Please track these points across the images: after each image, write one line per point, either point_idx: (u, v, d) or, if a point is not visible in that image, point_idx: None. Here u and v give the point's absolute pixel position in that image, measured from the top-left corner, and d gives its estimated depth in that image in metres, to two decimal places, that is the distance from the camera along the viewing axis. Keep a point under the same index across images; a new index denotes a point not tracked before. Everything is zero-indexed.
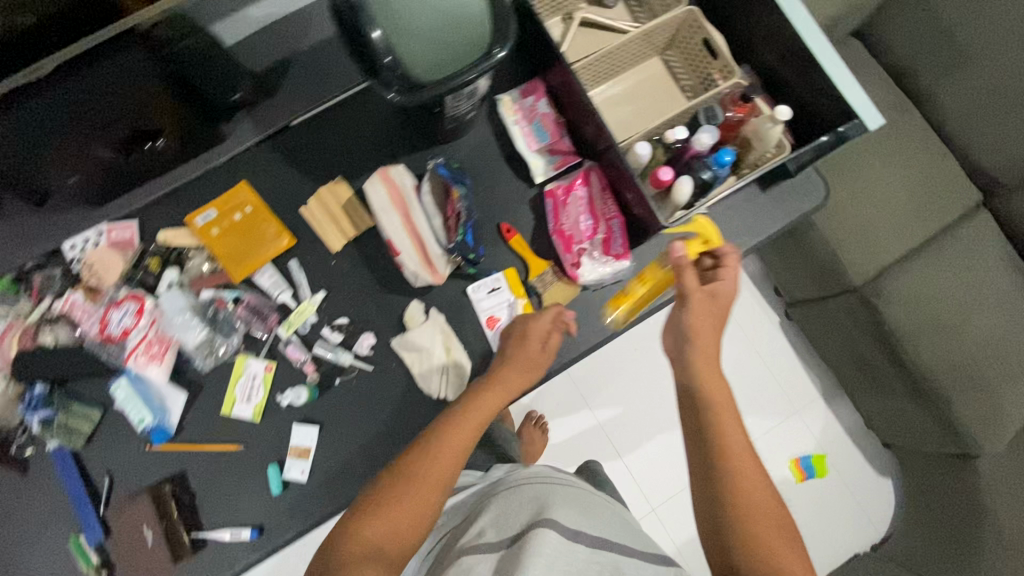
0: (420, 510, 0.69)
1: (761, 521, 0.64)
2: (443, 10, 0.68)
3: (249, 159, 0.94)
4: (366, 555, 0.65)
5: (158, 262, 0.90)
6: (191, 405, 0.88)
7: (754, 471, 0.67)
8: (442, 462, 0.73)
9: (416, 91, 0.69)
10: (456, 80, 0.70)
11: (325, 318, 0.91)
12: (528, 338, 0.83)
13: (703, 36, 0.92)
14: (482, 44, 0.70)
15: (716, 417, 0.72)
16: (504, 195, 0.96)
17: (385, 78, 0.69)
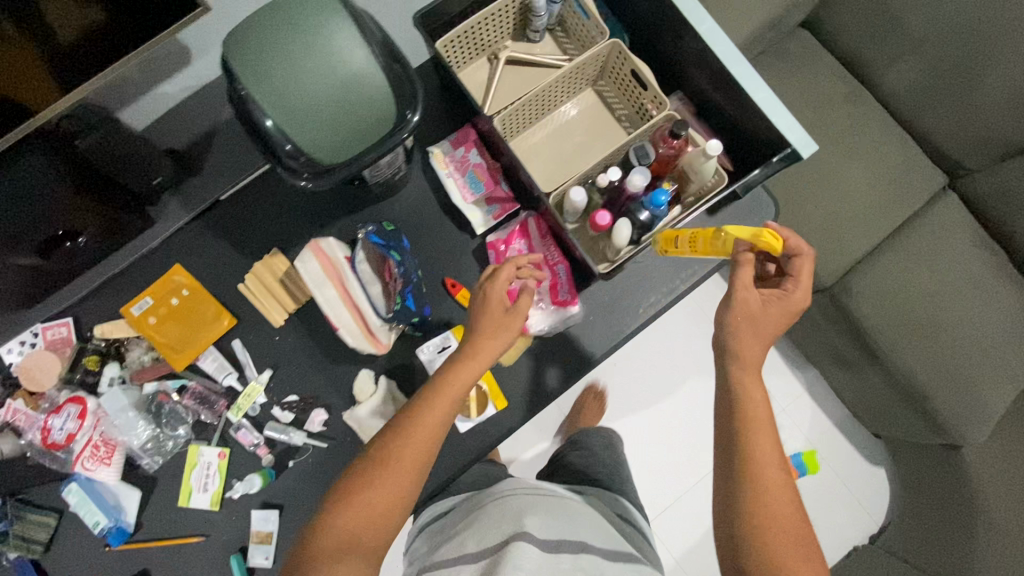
0: (394, 493, 0.69)
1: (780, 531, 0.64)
2: (336, 85, 0.63)
3: (180, 241, 0.92)
4: (343, 549, 0.65)
5: (97, 359, 0.88)
6: (147, 501, 0.87)
7: (776, 483, 0.67)
8: (414, 444, 0.71)
9: (325, 176, 0.69)
10: (367, 156, 0.68)
11: (274, 397, 0.89)
12: (497, 302, 0.77)
13: (630, 68, 0.88)
14: (387, 113, 0.66)
15: (746, 427, 0.70)
16: (445, 249, 0.93)
17: (292, 166, 0.68)
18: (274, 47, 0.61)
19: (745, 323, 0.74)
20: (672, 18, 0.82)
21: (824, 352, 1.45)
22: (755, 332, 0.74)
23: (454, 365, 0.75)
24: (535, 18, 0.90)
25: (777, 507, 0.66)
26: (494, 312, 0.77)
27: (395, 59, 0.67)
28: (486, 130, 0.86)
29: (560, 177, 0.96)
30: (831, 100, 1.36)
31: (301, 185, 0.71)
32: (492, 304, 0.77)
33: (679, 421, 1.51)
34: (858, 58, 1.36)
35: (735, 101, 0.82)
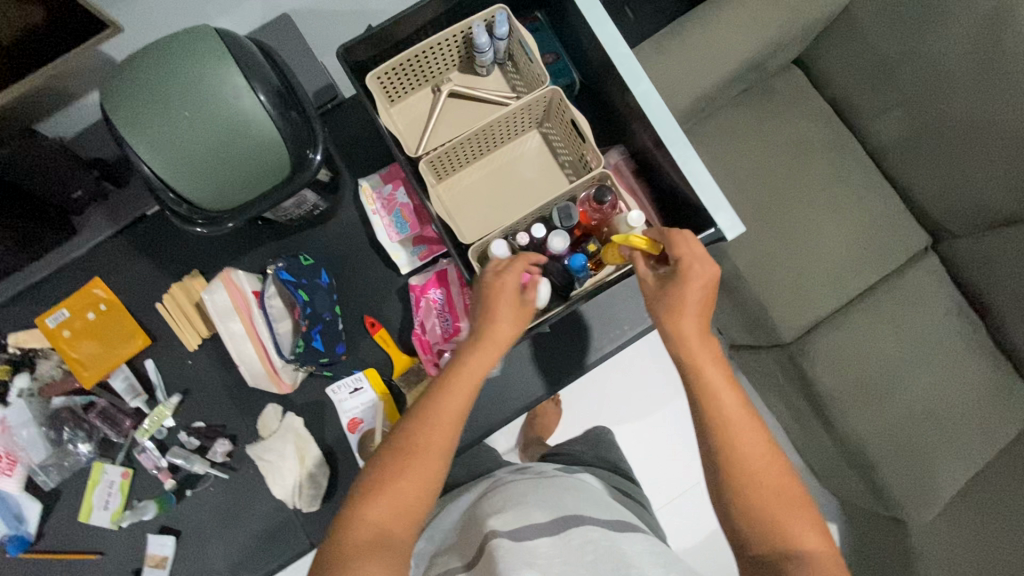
0: (426, 481, 0.62)
1: (794, 521, 0.59)
2: (216, 133, 0.60)
3: (104, 255, 0.91)
4: (373, 545, 0.58)
5: (8, 369, 0.88)
6: (49, 513, 0.87)
7: (777, 472, 0.61)
8: (440, 432, 0.64)
9: (221, 222, 0.66)
10: (266, 201, 0.67)
11: (182, 422, 0.88)
12: (512, 286, 0.71)
13: (570, 117, 0.83)
14: (283, 158, 0.64)
15: (717, 419, 0.63)
16: (368, 286, 0.90)
17: (182, 213, 0.66)
18: (149, 94, 0.59)
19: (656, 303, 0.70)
20: (613, 71, 0.78)
21: (783, 410, 1.37)
22: (666, 306, 0.68)
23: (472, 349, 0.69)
24: (479, 54, 0.85)
25: (787, 499, 0.60)
26: (509, 298, 0.71)
27: (290, 104, 0.65)
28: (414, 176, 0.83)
29: (493, 221, 0.91)
30: (812, 147, 1.28)
31: (196, 233, 0.67)
32: (505, 290, 0.71)
33: (643, 453, 1.41)
34: (848, 103, 1.27)
35: (673, 165, 0.76)
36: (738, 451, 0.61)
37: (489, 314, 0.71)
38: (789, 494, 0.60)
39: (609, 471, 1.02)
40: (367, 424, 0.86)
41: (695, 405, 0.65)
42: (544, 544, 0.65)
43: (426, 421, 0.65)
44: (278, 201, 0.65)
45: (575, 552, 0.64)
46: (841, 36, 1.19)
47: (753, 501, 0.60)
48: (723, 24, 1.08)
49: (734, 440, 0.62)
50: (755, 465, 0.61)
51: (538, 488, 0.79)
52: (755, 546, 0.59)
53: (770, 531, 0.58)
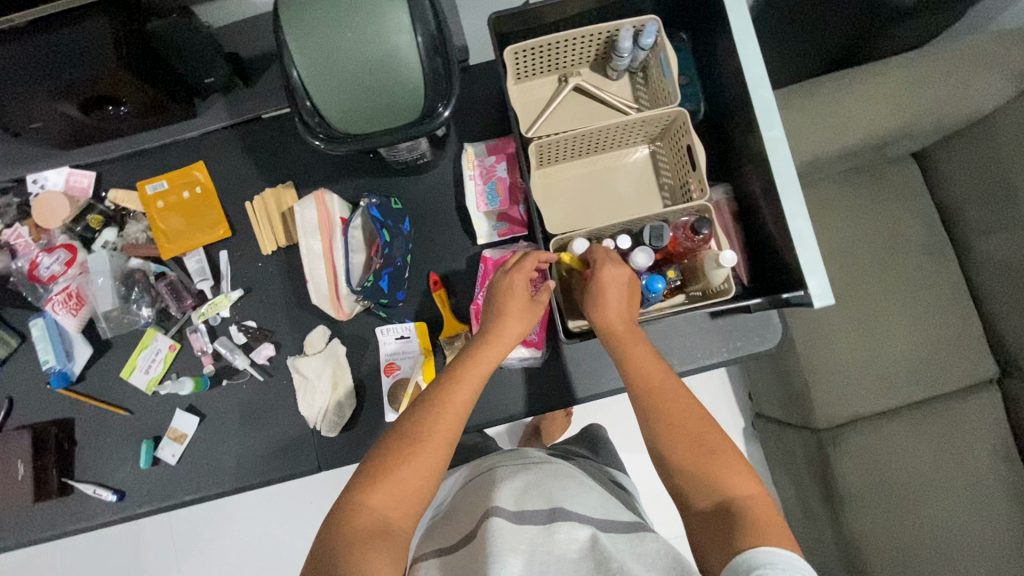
0: (430, 468, 0.63)
1: (725, 471, 0.59)
2: (369, 59, 0.62)
3: (213, 142, 0.96)
4: (375, 533, 0.58)
5: (99, 220, 0.94)
6: (95, 360, 0.92)
7: (702, 428, 0.63)
8: (446, 422, 0.66)
9: (340, 144, 0.69)
10: (385, 138, 0.69)
11: (236, 316, 0.92)
12: (522, 288, 0.76)
13: (687, 142, 0.83)
14: (418, 103, 0.67)
15: (641, 379, 0.68)
16: (441, 244, 0.92)
17: (310, 123, 0.69)
18: (320, 9, 0.62)
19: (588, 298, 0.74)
20: (746, 109, 0.77)
21: (792, 493, 1.33)
22: (592, 300, 0.73)
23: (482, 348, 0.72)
24: (617, 58, 0.86)
25: (717, 454, 0.61)
26: (517, 297, 0.76)
27: (438, 53, 0.67)
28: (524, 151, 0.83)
29: (577, 220, 0.92)
30: (905, 244, 1.23)
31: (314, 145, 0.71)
32: (512, 291, 0.76)
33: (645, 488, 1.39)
34: (955, 212, 1.23)
35: (776, 219, 0.76)
36: (665, 412, 0.65)
37: (499, 315, 0.75)
38: (716, 445, 0.62)
39: (598, 462, 1.00)
40: (401, 371, 0.88)
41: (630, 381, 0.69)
42: (523, 535, 0.64)
43: (433, 412, 0.66)
44: (400, 140, 0.67)
45: (559, 547, 0.62)
46: (972, 144, 1.15)
47: (684, 459, 0.61)
48: (856, 97, 1.06)
49: (669, 417, 0.64)
50: (682, 420, 0.64)
51: (530, 474, 0.77)
52: (695, 508, 0.59)
53: (703, 486, 0.60)
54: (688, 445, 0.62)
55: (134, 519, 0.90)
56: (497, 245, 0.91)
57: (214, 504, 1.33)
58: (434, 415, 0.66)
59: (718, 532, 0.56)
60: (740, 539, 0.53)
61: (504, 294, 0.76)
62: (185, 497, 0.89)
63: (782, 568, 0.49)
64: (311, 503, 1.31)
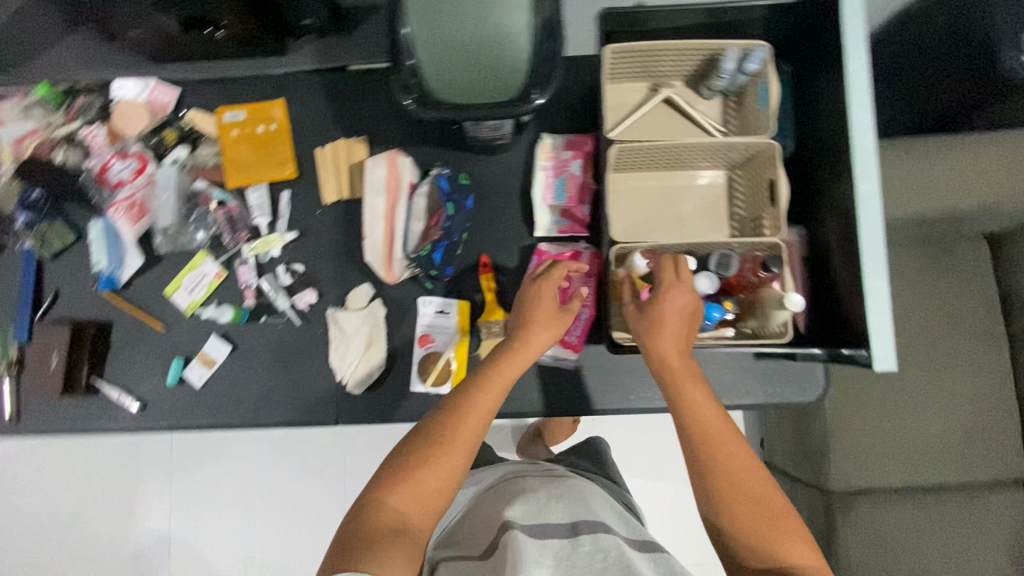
0: (450, 471, 0.63)
1: (777, 531, 0.59)
2: (479, 32, 0.64)
3: (295, 83, 0.96)
4: (395, 532, 0.59)
5: (174, 137, 0.95)
6: (143, 271, 0.94)
7: (756, 482, 0.62)
8: (468, 424, 0.66)
9: (429, 109, 0.67)
10: (475, 112, 0.67)
11: (285, 257, 0.93)
12: (551, 297, 0.76)
13: (772, 176, 0.81)
14: (515, 81, 0.66)
15: (694, 420, 0.65)
16: (499, 229, 0.91)
17: (406, 83, 0.67)
18: None
19: (641, 323, 0.72)
20: (842, 154, 0.74)
21: None
22: (648, 327, 0.71)
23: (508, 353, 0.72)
24: (716, 77, 0.84)
25: (775, 515, 0.60)
26: (547, 306, 0.75)
27: (549, 38, 0.66)
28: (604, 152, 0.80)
29: (639, 232, 0.90)
30: (960, 325, 1.19)
31: (403, 105, 0.68)
32: (545, 299, 0.75)
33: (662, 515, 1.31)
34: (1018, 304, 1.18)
35: (849, 273, 0.74)
36: (716, 459, 0.62)
37: (532, 324, 0.74)
38: (765, 498, 0.61)
39: (605, 478, 0.99)
40: (436, 345, 0.88)
41: (678, 413, 0.66)
42: (550, 547, 0.66)
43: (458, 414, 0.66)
44: (495, 115, 0.64)
45: (585, 558, 0.64)
46: None
47: (736, 515, 0.60)
48: (946, 166, 1.02)
49: (726, 471, 0.62)
50: (732, 469, 0.62)
51: (556, 486, 0.79)
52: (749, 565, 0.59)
53: (750, 541, 0.60)
54: (744, 501, 0.61)
55: (150, 431, 0.91)
56: (555, 243, 0.89)
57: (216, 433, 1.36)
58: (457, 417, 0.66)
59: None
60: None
61: (535, 301, 0.76)
62: (204, 420, 0.90)
63: None
64: (306, 452, 1.33)
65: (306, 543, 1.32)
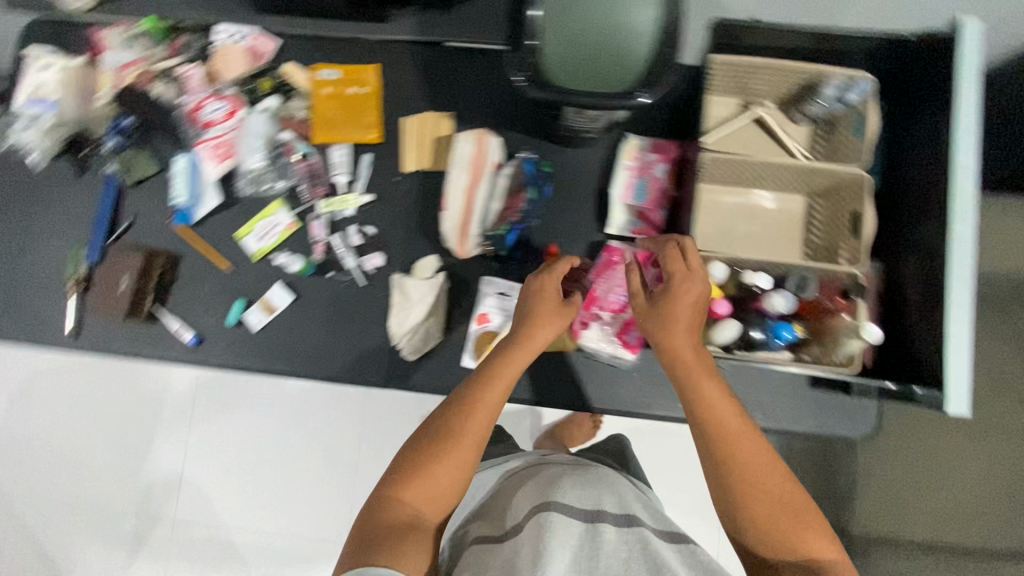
0: (459, 467, 0.63)
1: (802, 532, 0.56)
2: (602, 25, 0.66)
3: (392, 51, 0.98)
4: (409, 527, 0.60)
5: (269, 86, 0.96)
6: (218, 211, 0.96)
7: (777, 481, 0.58)
8: (477, 419, 0.65)
9: (538, 88, 0.66)
10: (582, 98, 0.66)
11: (359, 218, 0.95)
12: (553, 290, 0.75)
13: (857, 208, 0.81)
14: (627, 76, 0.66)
15: (710, 419, 0.61)
16: (571, 221, 0.91)
17: (520, 62, 0.67)
18: None
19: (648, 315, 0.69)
20: (938, 196, 0.74)
21: None
22: (655, 321, 0.67)
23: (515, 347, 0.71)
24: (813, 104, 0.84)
25: (800, 514, 0.57)
26: (550, 298, 0.74)
27: (668, 44, 0.66)
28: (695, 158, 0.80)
29: (711, 244, 0.90)
30: None
31: (512, 83, 0.68)
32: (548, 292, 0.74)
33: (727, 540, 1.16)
34: None
35: (925, 314, 0.74)
36: (733, 457, 0.59)
37: (535, 319, 0.72)
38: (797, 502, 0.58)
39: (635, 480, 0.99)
40: (492, 324, 0.88)
41: (693, 413, 0.63)
42: (571, 532, 0.63)
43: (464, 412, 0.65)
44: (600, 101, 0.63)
45: (606, 547, 0.61)
46: None
47: (756, 515, 0.57)
48: None
49: (744, 469, 0.58)
50: (755, 473, 0.58)
51: (574, 473, 0.77)
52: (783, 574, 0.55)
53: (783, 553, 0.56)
54: (765, 501, 0.57)
55: (203, 366, 0.93)
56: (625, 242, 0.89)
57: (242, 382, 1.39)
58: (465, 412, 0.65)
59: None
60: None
61: (539, 294, 0.74)
62: (257, 364, 0.92)
63: None
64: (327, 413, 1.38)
65: (315, 502, 1.35)
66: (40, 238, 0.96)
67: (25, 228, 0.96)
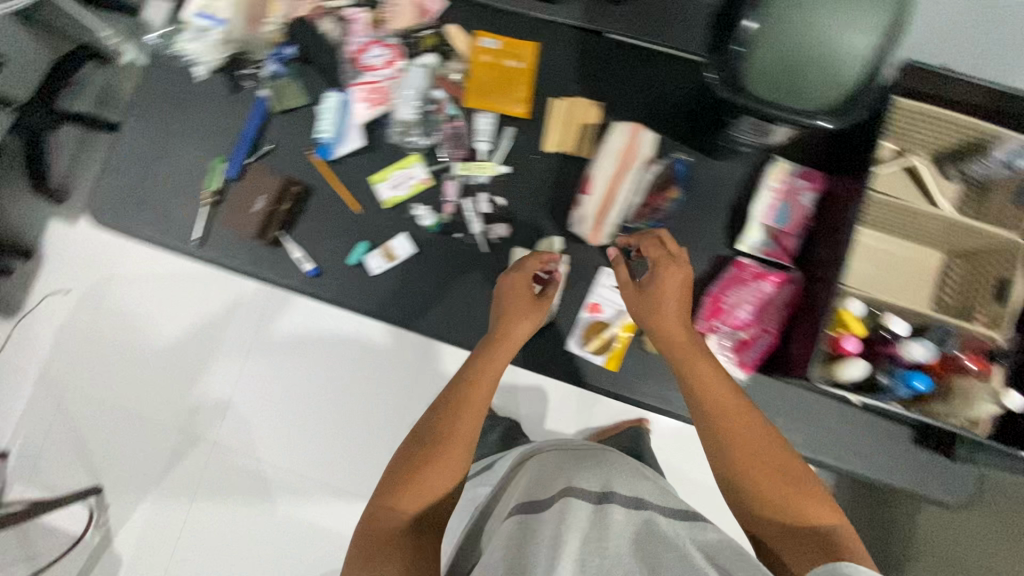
0: (451, 468, 0.65)
1: (802, 501, 0.58)
2: (812, 43, 0.65)
3: (554, 32, 0.99)
4: (406, 535, 0.62)
5: (431, 43, 0.99)
6: (357, 153, 0.98)
7: (776, 452, 0.61)
8: (464, 422, 0.67)
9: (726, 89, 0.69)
10: (764, 108, 0.69)
11: (491, 187, 0.96)
12: (526, 286, 0.79)
13: (1006, 274, 0.79)
14: (815, 98, 0.67)
15: (707, 401, 0.64)
16: (703, 231, 0.91)
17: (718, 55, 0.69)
18: None
19: (637, 300, 0.74)
20: None
21: None
22: (647, 310, 0.72)
23: (493, 348, 0.74)
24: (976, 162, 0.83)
25: (800, 482, 0.59)
26: (524, 296, 0.78)
27: (870, 79, 0.66)
28: (853, 189, 0.80)
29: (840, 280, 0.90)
30: None
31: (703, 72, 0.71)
32: (520, 289, 0.79)
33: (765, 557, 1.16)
34: None
35: None
36: (730, 433, 0.62)
37: (508, 318, 0.76)
38: (793, 473, 0.60)
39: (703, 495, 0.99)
40: (603, 315, 0.91)
41: (690, 397, 0.66)
42: (580, 513, 0.59)
43: (452, 413, 0.68)
44: (779, 119, 0.67)
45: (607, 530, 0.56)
46: None
47: (757, 483, 0.59)
48: None
49: (741, 441, 0.61)
50: (754, 449, 0.61)
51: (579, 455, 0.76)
52: (785, 543, 0.57)
53: (786, 521, 0.58)
54: (764, 473, 0.60)
55: (317, 297, 0.96)
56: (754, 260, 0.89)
57: (278, 298, 1.38)
58: (451, 412, 0.68)
59: (815, 551, 0.55)
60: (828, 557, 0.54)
61: (512, 294, 0.78)
62: (371, 306, 0.95)
63: None
64: (380, 371, 1.47)
65: (353, 449, 1.48)
66: (184, 145, 0.99)
67: (172, 133, 1.00)
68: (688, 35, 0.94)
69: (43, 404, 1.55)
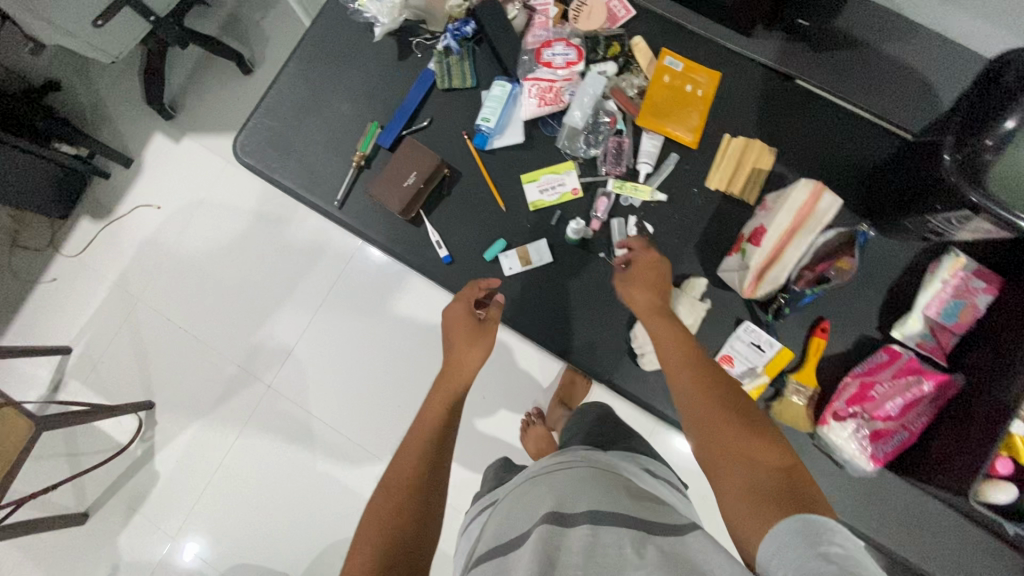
0: (409, 489, 0.67)
1: (758, 456, 0.64)
2: None
3: (742, 66, 0.94)
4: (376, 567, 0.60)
5: (615, 52, 0.96)
6: (514, 147, 0.95)
7: (739, 419, 0.68)
8: (413, 452, 0.73)
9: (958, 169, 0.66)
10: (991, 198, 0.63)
11: (641, 212, 0.92)
12: (463, 320, 0.85)
13: None
14: None
15: (683, 375, 0.75)
16: (856, 307, 0.87)
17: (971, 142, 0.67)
18: None
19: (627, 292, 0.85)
20: None
21: None
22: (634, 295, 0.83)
23: (433, 394, 0.81)
24: None
25: (762, 440, 0.66)
26: (464, 326, 0.84)
27: None
28: None
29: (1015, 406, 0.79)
30: None
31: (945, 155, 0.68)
32: (459, 323, 0.85)
33: None
34: None
35: None
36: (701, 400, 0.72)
37: (457, 347, 0.84)
38: (756, 434, 0.67)
39: None
40: (732, 370, 0.87)
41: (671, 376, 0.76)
42: (544, 526, 0.56)
43: (404, 454, 0.73)
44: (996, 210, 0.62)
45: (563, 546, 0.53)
46: None
47: (723, 445, 0.67)
48: None
49: (710, 409, 0.70)
50: (720, 414, 0.69)
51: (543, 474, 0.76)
52: (749, 501, 0.60)
53: (747, 479, 0.62)
54: (729, 436, 0.67)
55: (443, 284, 0.94)
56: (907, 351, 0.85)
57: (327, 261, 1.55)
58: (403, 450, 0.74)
59: (775, 500, 0.58)
60: (787, 512, 0.55)
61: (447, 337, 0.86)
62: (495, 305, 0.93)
63: (836, 530, 0.49)
64: None
65: (403, 426, 1.45)
66: (342, 102, 0.97)
67: (333, 87, 0.98)
68: (885, 101, 0.89)
69: (116, 309, 1.56)
